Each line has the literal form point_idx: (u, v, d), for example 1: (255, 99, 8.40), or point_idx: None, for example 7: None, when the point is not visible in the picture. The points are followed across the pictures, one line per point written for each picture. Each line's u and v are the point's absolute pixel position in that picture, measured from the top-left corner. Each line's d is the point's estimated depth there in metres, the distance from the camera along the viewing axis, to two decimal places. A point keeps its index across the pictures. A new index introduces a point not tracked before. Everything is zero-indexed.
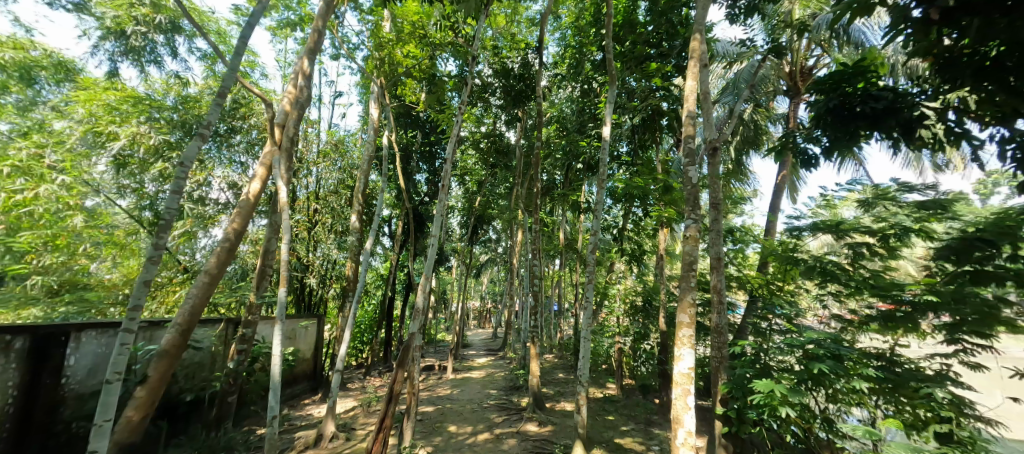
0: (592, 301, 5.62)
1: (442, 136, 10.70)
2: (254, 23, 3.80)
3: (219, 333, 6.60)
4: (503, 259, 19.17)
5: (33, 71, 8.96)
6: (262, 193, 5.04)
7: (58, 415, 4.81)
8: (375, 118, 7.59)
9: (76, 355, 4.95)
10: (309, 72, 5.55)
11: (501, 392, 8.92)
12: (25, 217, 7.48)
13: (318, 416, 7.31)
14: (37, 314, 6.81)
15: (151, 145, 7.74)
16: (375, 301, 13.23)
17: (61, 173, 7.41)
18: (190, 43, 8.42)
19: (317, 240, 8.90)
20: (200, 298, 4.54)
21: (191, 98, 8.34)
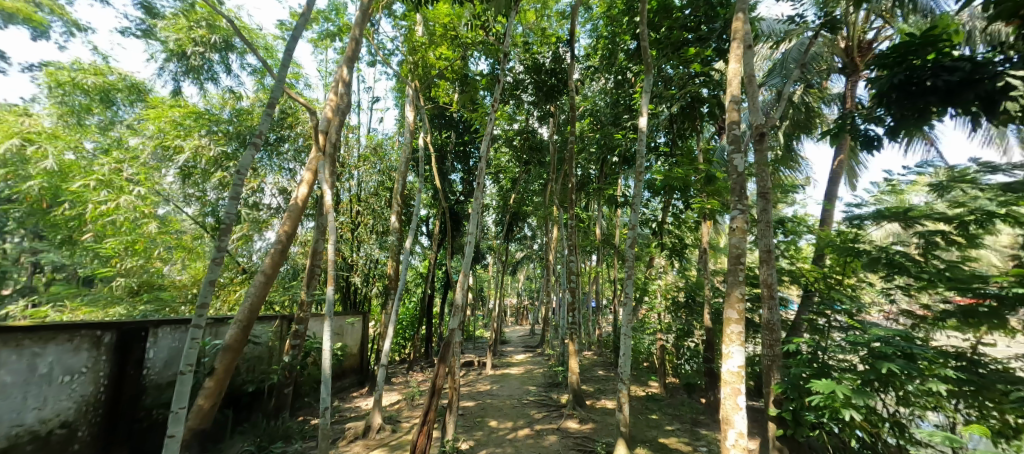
0: (631, 297, 5.49)
1: (476, 135, 10.78)
2: (298, 35, 3.92)
3: (275, 329, 6.86)
4: (539, 256, 19.14)
5: (111, 94, 9.62)
6: (310, 196, 5.24)
7: (141, 403, 5.16)
8: (411, 121, 7.74)
9: (154, 349, 5.29)
10: (348, 79, 5.67)
11: (540, 388, 8.92)
12: (108, 226, 8.13)
13: (367, 408, 7.54)
14: (120, 312, 7.56)
15: (211, 156, 8.14)
16: (416, 298, 13.51)
17: (137, 185, 8.12)
18: (242, 60, 8.84)
19: (360, 240, 9.17)
20: (257, 297, 4.84)
21: (245, 111, 8.60)
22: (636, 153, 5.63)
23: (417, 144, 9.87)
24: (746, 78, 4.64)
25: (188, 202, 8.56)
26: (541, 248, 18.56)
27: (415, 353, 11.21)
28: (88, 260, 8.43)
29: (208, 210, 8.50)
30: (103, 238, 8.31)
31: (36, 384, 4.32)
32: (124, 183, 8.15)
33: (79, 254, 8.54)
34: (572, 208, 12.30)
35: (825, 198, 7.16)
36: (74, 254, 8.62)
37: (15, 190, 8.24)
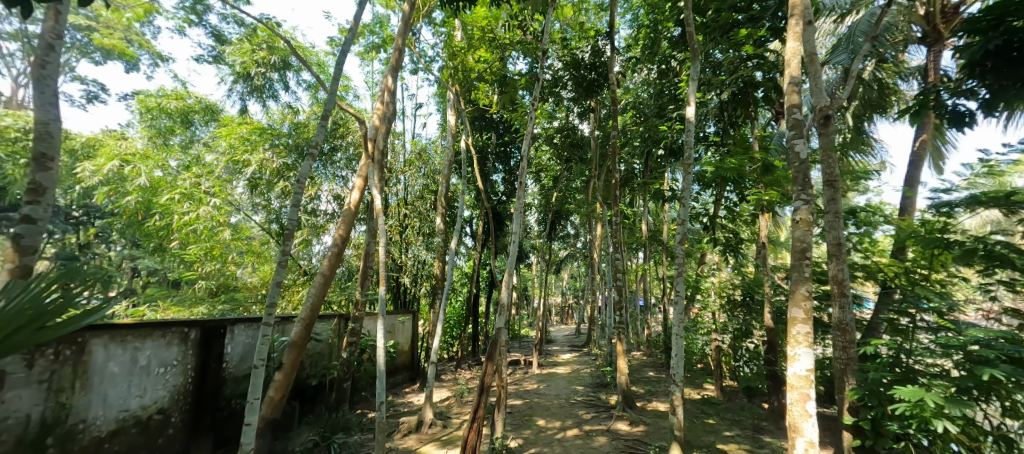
0: (683, 295, 5.30)
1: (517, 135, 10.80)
2: (347, 47, 4.05)
3: (334, 327, 7.14)
4: (583, 254, 18.95)
5: (189, 116, 10.40)
6: (361, 201, 5.44)
7: (223, 395, 5.61)
8: (453, 124, 7.84)
9: (231, 344, 5.75)
10: (393, 88, 5.83)
11: (588, 388, 8.80)
12: (191, 234, 8.74)
13: (419, 403, 7.72)
14: (204, 312, 7.93)
15: (275, 168, 8.66)
16: (462, 298, 13.71)
17: (213, 197, 8.70)
18: (298, 77, 9.26)
19: (408, 242, 9.41)
20: (317, 297, 5.07)
21: (302, 124, 8.99)
22: (684, 143, 5.44)
23: (459, 147, 9.99)
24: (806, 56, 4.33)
25: (255, 211, 9.08)
26: (585, 246, 18.35)
27: (462, 351, 11.37)
28: (176, 265, 9.14)
29: (273, 217, 9.00)
30: (186, 244, 9.00)
31: (137, 375, 4.66)
32: (202, 194, 8.72)
33: (168, 260, 9.39)
34: (616, 204, 12.06)
35: (906, 184, 6.63)
36: (164, 259, 9.46)
37: (116, 204, 9.12)
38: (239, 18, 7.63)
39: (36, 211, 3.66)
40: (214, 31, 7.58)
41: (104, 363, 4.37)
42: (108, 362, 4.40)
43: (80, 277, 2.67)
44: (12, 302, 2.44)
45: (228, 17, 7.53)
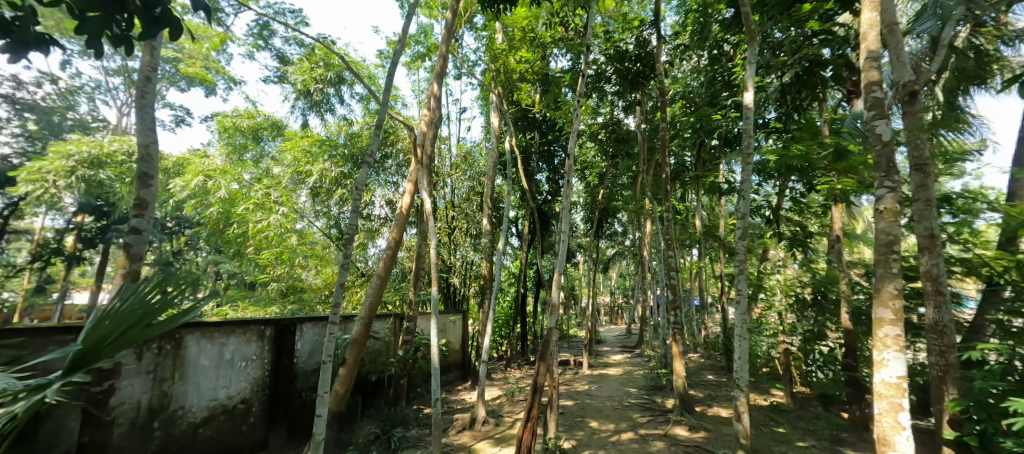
0: (745, 294, 5.02)
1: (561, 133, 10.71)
2: (398, 58, 4.16)
3: (391, 326, 7.36)
4: (631, 252, 18.55)
5: (260, 133, 11.02)
6: (412, 205, 5.58)
7: (295, 388, 5.88)
8: (496, 126, 7.88)
9: (302, 341, 6.03)
10: (439, 94, 5.92)
11: (642, 391, 8.59)
12: (263, 240, 9.40)
13: (472, 400, 7.81)
14: (276, 311, 8.97)
15: (333, 177, 9.03)
16: (509, 297, 13.79)
17: (281, 206, 9.26)
18: (352, 90, 9.58)
19: (456, 243, 9.59)
20: (375, 297, 5.25)
21: (356, 134, 9.27)
22: (741, 132, 5.18)
23: (503, 148, 10.03)
24: (885, 28, 4.00)
25: (316, 218, 9.49)
26: (634, 244, 17.94)
27: (512, 351, 11.40)
28: (252, 268, 9.89)
29: (333, 222, 9.42)
30: (260, 250, 9.63)
31: (223, 368, 5.04)
32: (271, 203, 9.38)
33: (247, 264, 10.25)
34: (665, 199, 11.69)
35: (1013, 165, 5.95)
36: (243, 263, 10.32)
37: (201, 215, 9.96)
38: (299, 39, 8.01)
39: (141, 223, 4.03)
40: (279, 56, 7.97)
41: (196, 357, 4.78)
42: (199, 356, 4.80)
43: (174, 281, 2.80)
44: (122, 303, 2.69)
45: (289, 39, 7.90)
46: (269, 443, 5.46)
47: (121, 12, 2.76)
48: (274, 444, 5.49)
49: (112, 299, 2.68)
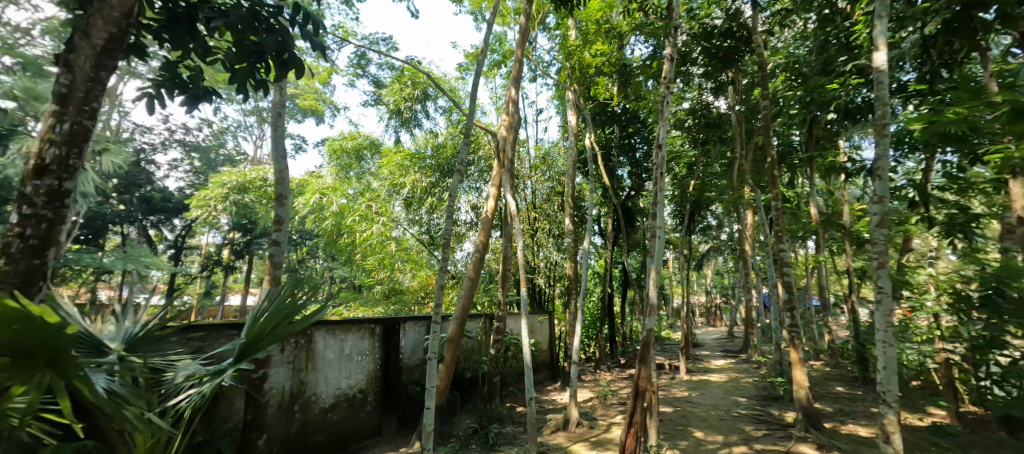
0: (890, 293, 4.34)
1: (642, 124, 10.28)
2: (480, 69, 4.29)
3: (482, 325, 7.51)
4: (730, 246, 17.24)
5: (361, 152, 11.89)
6: (497, 208, 5.66)
7: (401, 381, 6.29)
8: (574, 125, 7.70)
9: (405, 339, 6.42)
10: (516, 97, 5.95)
11: (753, 401, 7.91)
12: (369, 247, 9.84)
13: (563, 401, 7.73)
14: (381, 311, 9.60)
15: (425, 186, 9.53)
16: (596, 297, 13.52)
17: (381, 215, 9.72)
18: (436, 104, 9.94)
19: (539, 244, 9.58)
20: (468, 298, 5.40)
21: (443, 145, 9.68)
22: (874, 99, 4.55)
23: (581, 146, 9.86)
24: None
25: (412, 224, 9.96)
26: (733, 238, 16.58)
27: (601, 353, 11.09)
28: (359, 274, 10.69)
29: (425, 228, 9.89)
30: (366, 255, 10.18)
31: (344, 361, 5.47)
32: (373, 213, 9.72)
33: (358, 271, 10.97)
34: (767, 187, 10.65)
35: None
36: (354, 270, 11.10)
37: (318, 226, 11.02)
38: (390, 62, 8.55)
39: (280, 236, 4.73)
40: (374, 81, 8.55)
41: (323, 350, 5.23)
42: (326, 350, 5.26)
43: (302, 285, 3.40)
44: (271, 303, 3.27)
45: (382, 65, 8.47)
46: (383, 429, 5.89)
47: (259, 60, 4.14)
48: (387, 430, 5.92)
49: (263, 300, 3.29)
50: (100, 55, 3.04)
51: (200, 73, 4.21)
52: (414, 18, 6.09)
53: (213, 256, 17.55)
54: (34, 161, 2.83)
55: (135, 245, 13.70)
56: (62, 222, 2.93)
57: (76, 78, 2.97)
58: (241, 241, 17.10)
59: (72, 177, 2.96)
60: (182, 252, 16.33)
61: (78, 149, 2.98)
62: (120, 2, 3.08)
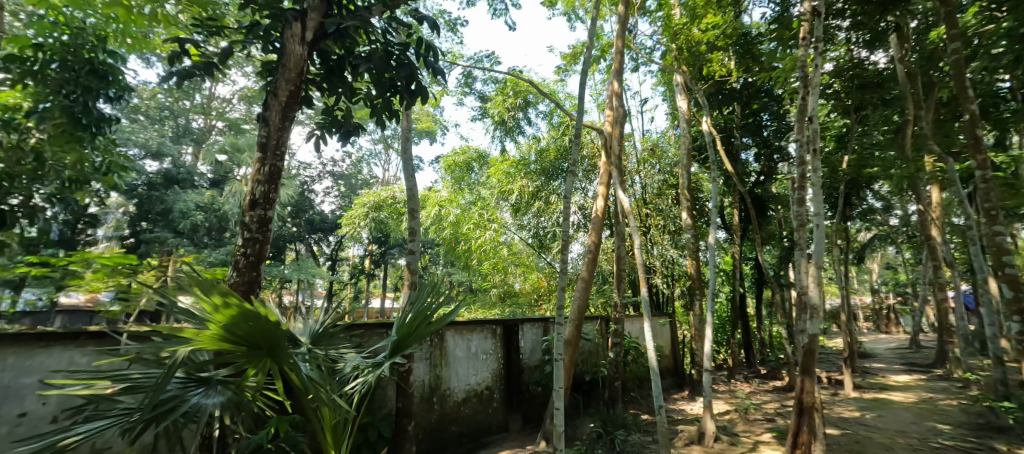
0: None
1: (771, 98, 9.14)
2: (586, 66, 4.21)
3: (598, 327, 7.26)
4: (909, 231, 14.33)
5: (470, 162, 12.40)
6: (606, 206, 5.47)
7: (523, 380, 6.30)
8: (686, 110, 7.08)
9: (524, 340, 6.46)
10: (620, 90, 5.69)
11: (956, 431, 6.45)
12: (483, 252, 10.21)
13: (695, 413, 7.12)
14: (498, 313, 9.90)
15: (531, 191, 9.59)
16: (727, 296, 12.41)
17: (493, 222, 10.06)
18: (538, 110, 9.94)
19: (653, 240, 9.02)
20: (582, 299, 5.28)
21: (545, 149, 9.59)
22: None
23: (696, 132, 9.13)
24: None
25: (521, 229, 10.03)
26: (910, 222, 13.76)
27: (735, 361, 10.09)
28: (476, 278, 11.18)
29: (537, 231, 9.89)
30: (481, 261, 10.59)
31: (471, 359, 5.70)
32: (486, 220, 10.11)
33: (474, 276, 11.47)
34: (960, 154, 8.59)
35: None
36: (472, 277, 11.58)
37: (439, 236, 11.73)
38: (493, 76, 8.82)
39: (414, 246, 5.21)
40: (480, 97, 8.88)
41: (453, 349, 5.51)
42: (456, 348, 5.53)
43: (430, 291, 3.60)
44: (412, 308, 3.48)
45: (487, 79, 8.75)
46: (509, 426, 5.98)
47: (394, 92, 4.68)
48: (513, 426, 6.00)
49: (405, 305, 3.52)
50: (284, 107, 3.97)
51: (348, 112, 4.96)
52: (512, 27, 6.28)
53: (359, 265, 19.90)
54: (249, 197, 3.80)
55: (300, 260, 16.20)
56: (267, 242, 3.82)
57: (270, 129, 3.91)
58: (378, 251, 19.21)
59: (273, 206, 3.87)
60: (336, 262, 19.21)
61: (271, 182, 3.86)
62: (295, 64, 3.99)
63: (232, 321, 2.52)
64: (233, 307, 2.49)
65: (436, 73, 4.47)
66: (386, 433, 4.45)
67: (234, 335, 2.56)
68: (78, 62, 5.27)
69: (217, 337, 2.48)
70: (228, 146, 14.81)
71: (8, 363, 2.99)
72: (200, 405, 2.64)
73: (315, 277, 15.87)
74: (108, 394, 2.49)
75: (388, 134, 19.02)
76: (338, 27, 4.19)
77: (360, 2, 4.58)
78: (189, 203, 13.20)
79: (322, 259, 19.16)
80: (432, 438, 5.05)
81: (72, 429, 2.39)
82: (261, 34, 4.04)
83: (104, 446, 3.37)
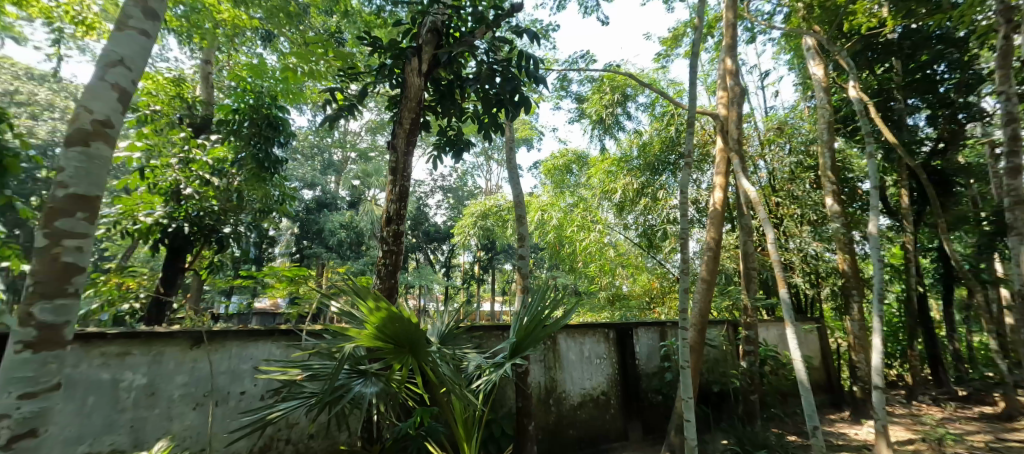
0: None
1: (945, 43, 7.40)
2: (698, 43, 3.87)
3: (725, 333, 6.52)
4: None
5: (569, 164, 12.25)
6: (727, 198, 4.97)
7: (641, 387, 5.85)
8: (820, 77, 6.38)
9: (639, 344, 6.03)
10: (734, 68, 5.27)
11: None
12: (588, 255, 10.08)
13: (862, 438, 5.77)
14: (607, 317, 9.52)
15: (636, 188, 8.95)
16: (897, 297, 10.43)
17: (598, 223, 9.85)
18: (637, 102, 9.40)
19: (789, 234, 7.71)
20: (704, 300, 4.84)
21: (647, 142, 8.87)
22: None
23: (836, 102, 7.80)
24: None
25: (627, 228, 9.64)
26: None
27: (916, 376, 8.39)
28: (582, 280, 10.95)
29: (644, 229, 9.25)
30: (587, 263, 10.38)
31: (585, 363, 5.52)
32: (590, 222, 10.02)
33: (579, 277, 11.25)
34: None
35: None
36: (578, 279, 11.35)
37: (543, 240, 11.72)
38: (589, 75, 8.63)
39: (524, 251, 5.17)
40: (576, 98, 8.74)
41: (566, 352, 5.39)
42: (568, 351, 5.40)
43: (542, 293, 3.54)
44: (527, 314, 3.45)
45: (582, 78, 8.50)
46: (629, 433, 5.66)
47: (500, 107, 4.73)
48: (634, 435, 5.65)
49: (523, 310, 3.47)
50: (408, 134, 4.28)
51: (459, 130, 5.11)
52: (605, 25, 6.11)
53: (470, 271, 20.76)
54: (385, 214, 4.12)
55: (419, 269, 17.33)
56: (401, 253, 4.06)
57: (398, 155, 4.24)
58: (486, 257, 19.89)
59: (404, 221, 4.13)
60: (450, 270, 20.26)
61: (400, 191, 4.16)
62: (414, 95, 4.26)
63: (383, 323, 2.78)
64: (382, 310, 2.74)
65: (538, 83, 4.43)
66: (508, 430, 4.49)
67: (384, 334, 2.83)
68: (260, 120, 6.49)
69: (373, 335, 2.80)
70: (361, 173, 16.95)
71: (234, 351, 3.63)
72: (360, 394, 2.92)
73: (432, 284, 16.86)
74: (297, 380, 2.97)
75: (490, 144, 19.61)
76: (451, 55, 4.43)
77: (466, 24, 4.65)
78: (335, 223, 15.03)
79: (437, 267, 20.33)
80: (551, 438, 5.02)
81: (274, 406, 2.90)
82: (387, 72, 4.61)
83: (293, 423, 3.80)
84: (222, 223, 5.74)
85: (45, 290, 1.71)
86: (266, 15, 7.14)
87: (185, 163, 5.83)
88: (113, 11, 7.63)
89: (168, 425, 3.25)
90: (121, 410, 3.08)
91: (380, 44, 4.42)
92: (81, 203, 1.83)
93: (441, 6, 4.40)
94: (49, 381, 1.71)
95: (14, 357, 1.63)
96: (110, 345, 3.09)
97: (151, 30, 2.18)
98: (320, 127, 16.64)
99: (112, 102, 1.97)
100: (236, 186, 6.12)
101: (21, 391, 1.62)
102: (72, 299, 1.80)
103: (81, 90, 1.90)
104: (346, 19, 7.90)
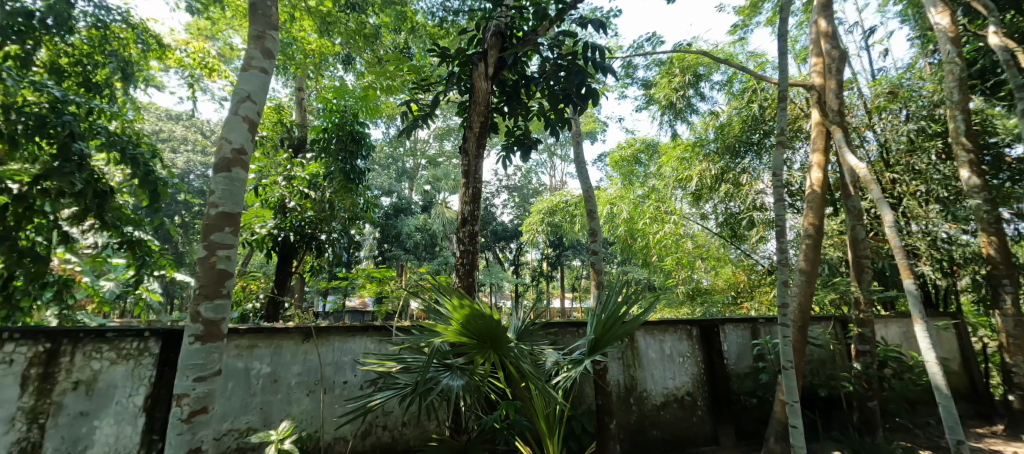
0: None
1: None
2: (787, 8, 3.46)
3: (832, 330, 5.87)
4: None
5: (637, 154, 11.77)
6: (827, 178, 4.48)
7: (731, 389, 5.42)
8: (945, 27, 5.74)
9: (727, 343, 5.60)
10: (831, 30, 4.89)
11: None
12: (663, 248, 9.67)
13: None
14: (688, 313, 8.98)
15: (714, 175, 8.31)
16: None
17: (673, 214, 9.37)
18: (712, 82, 8.80)
19: (911, 215, 6.71)
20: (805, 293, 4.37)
21: (726, 124, 8.24)
22: None
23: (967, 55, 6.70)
24: None
25: (706, 218, 9.08)
26: None
27: None
28: (658, 274, 10.48)
29: (727, 218, 8.49)
30: (663, 257, 9.95)
31: (668, 361, 5.23)
32: (664, 214, 9.62)
33: (654, 271, 10.76)
34: None
35: None
36: (652, 273, 10.86)
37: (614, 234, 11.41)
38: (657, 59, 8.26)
39: (597, 247, 4.95)
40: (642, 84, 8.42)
41: (646, 350, 5.14)
42: (648, 350, 5.15)
43: (617, 289, 3.38)
44: (605, 311, 3.30)
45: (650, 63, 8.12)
46: (721, 439, 5.24)
47: (569, 102, 4.57)
48: (726, 441, 5.20)
49: (599, 309, 3.33)
50: (478, 136, 4.26)
51: (525, 129, 5.02)
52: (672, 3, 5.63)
53: (539, 268, 20.67)
54: (460, 216, 4.14)
55: (490, 268, 17.56)
56: (478, 252, 4.04)
57: (469, 159, 4.24)
58: (554, 253, 19.73)
59: (479, 222, 4.12)
60: (519, 268, 20.34)
61: (473, 194, 4.13)
62: (482, 96, 4.24)
63: (466, 319, 2.80)
64: (465, 307, 2.77)
65: (605, 73, 4.24)
66: (588, 428, 4.34)
67: (469, 331, 2.85)
68: (345, 136, 6.83)
69: (458, 331, 2.84)
70: (431, 178, 17.65)
71: (336, 345, 3.80)
72: (448, 387, 2.89)
73: (503, 281, 17.04)
74: (392, 373, 3.06)
75: (553, 140, 19.57)
76: (515, 56, 4.37)
77: (528, 24, 4.61)
78: (410, 226, 15.61)
79: (507, 265, 20.54)
80: (634, 439, 4.83)
81: (374, 396, 3.00)
82: (455, 79, 4.68)
83: (388, 411, 3.91)
84: (319, 230, 6.21)
85: (207, 292, 2.25)
86: (344, 40, 7.56)
87: (289, 180, 6.32)
88: (231, 54, 8.45)
89: (288, 409, 3.52)
90: (252, 394, 3.39)
91: (447, 53, 4.46)
92: (228, 219, 2.35)
93: (505, 8, 4.34)
94: (213, 368, 2.23)
95: (189, 347, 2.18)
96: (242, 338, 3.43)
97: (268, 67, 2.64)
98: (394, 138, 17.52)
99: (244, 133, 2.47)
100: (328, 197, 6.34)
101: (195, 375, 2.16)
102: (227, 298, 2.33)
103: (224, 127, 2.44)
104: (413, 35, 8.15)
